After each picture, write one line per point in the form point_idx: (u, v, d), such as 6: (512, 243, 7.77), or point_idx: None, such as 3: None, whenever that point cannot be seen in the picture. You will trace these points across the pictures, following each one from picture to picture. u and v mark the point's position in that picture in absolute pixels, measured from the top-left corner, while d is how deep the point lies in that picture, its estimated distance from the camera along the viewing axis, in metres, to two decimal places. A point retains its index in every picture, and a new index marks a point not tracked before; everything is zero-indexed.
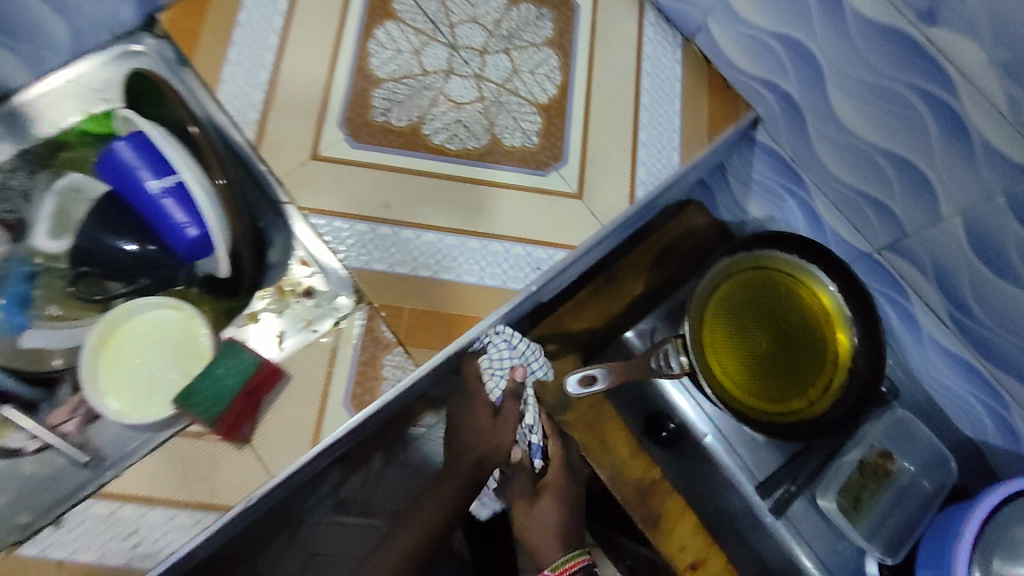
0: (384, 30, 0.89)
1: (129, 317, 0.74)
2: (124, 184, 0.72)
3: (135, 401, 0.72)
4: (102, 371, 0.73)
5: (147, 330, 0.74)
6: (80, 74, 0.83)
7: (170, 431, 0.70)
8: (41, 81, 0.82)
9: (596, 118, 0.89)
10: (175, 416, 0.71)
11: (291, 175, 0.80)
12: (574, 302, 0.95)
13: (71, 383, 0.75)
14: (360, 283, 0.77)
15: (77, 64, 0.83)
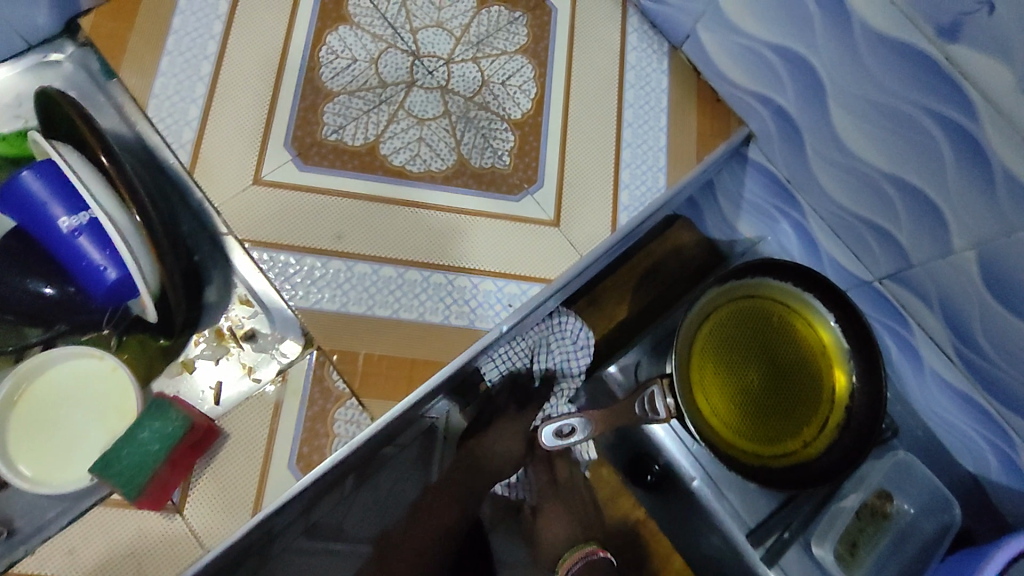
0: (337, 36, 0.80)
1: (46, 368, 0.66)
2: (32, 220, 0.64)
3: (53, 465, 0.63)
4: (15, 430, 0.64)
5: (66, 381, 0.66)
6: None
7: (92, 499, 0.63)
8: None
9: (574, 135, 0.81)
10: (95, 483, 0.63)
11: (232, 204, 0.72)
12: None
13: None
14: (309, 327, 0.69)
15: None
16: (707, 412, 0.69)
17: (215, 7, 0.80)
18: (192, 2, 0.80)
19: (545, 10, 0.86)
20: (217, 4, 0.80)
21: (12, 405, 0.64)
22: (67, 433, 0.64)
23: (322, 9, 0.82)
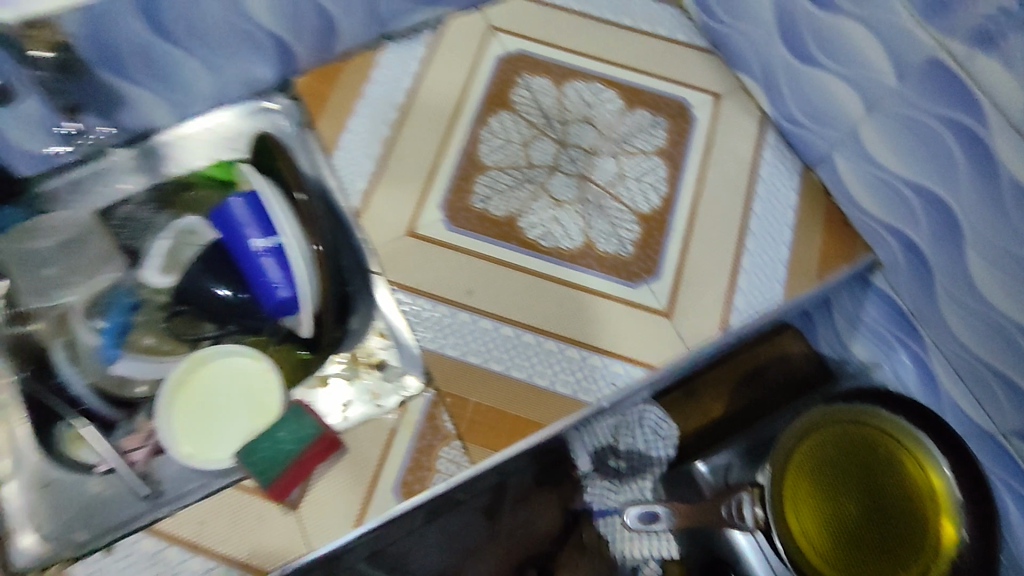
0: (498, 119, 0.91)
1: (211, 360, 0.77)
2: (230, 238, 0.76)
3: (201, 444, 0.73)
4: (176, 409, 0.75)
5: (224, 376, 0.77)
6: (219, 122, 0.90)
7: (225, 480, 0.71)
8: (182, 125, 0.89)
9: (698, 235, 0.86)
10: (232, 467, 0.71)
11: (385, 248, 0.83)
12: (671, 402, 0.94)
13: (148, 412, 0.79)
14: (431, 366, 0.77)
15: (215, 115, 0.90)
16: (794, 530, 0.66)
17: (400, 82, 0.92)
18: (384, 74, 0.93)
19: (686, 117, 0.93)
20: (402, 80, 0.93)
21: (177, 386, 0.76)
22: (217, 421, 0.74)
23: (489, 95, 0.93)
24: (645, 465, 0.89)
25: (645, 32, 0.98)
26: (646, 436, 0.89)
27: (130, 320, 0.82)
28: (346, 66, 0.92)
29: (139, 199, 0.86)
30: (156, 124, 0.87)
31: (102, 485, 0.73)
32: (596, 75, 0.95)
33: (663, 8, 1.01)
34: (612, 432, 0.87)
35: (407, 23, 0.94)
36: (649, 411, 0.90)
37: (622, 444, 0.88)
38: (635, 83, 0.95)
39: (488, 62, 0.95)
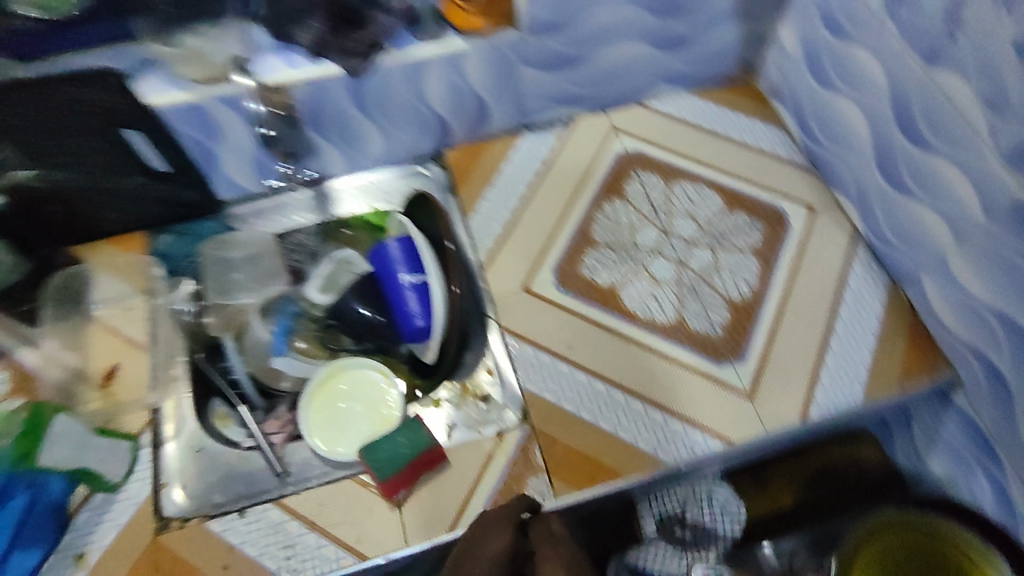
0: (612, 204, 1.04)
1: (343, 371, 0.92)
2: (383, 272, 0.91)
3: (331, 438, 0.86)
4: (316, 404, 0.89)
5: (358, 384, 0.91)
6: (379, 177, 1.07)
7: (346, 471, 0.83)
8: (349, 175, 1.06)
9: (785, 329, 0.94)
10: (354, 461, 0.84)
11: (501, 299, 0.96)
12: (751, 483, 0.96)
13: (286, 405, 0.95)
14: (529, 405, 0.87)
15: (377, 171, 1.07)
16: None
17: (532, 163, 1.08)
18: (520, 156, 1.09)
19: (782, 224, 1.03)
20: (534, 162, 1.08)
21: (321, 385, 0.90)
22: (346, 422, 0.87)
23: (607, 182, 1.06)
24: (711, 534, 0.92)
25: (752, 147, 1.11)
26: (718, 510, 0.93)
27: (292, 325, 0.97)
28: (489, 145, 1.09)
29: (308, 230, 1.02)
30: (330, 171, 1.04)
31: (242, 458, 0.85)
32: (702, 178, 1.07)
33: (769, 129, 1.13)
34: (687, 499, 0.91)
35: (545, 118, 1.11)
36: (724, 489, 0.93)
37: (694, 512, 0.91)
38: (738, 189, 1.06)
39: (609, 155, 1.09)
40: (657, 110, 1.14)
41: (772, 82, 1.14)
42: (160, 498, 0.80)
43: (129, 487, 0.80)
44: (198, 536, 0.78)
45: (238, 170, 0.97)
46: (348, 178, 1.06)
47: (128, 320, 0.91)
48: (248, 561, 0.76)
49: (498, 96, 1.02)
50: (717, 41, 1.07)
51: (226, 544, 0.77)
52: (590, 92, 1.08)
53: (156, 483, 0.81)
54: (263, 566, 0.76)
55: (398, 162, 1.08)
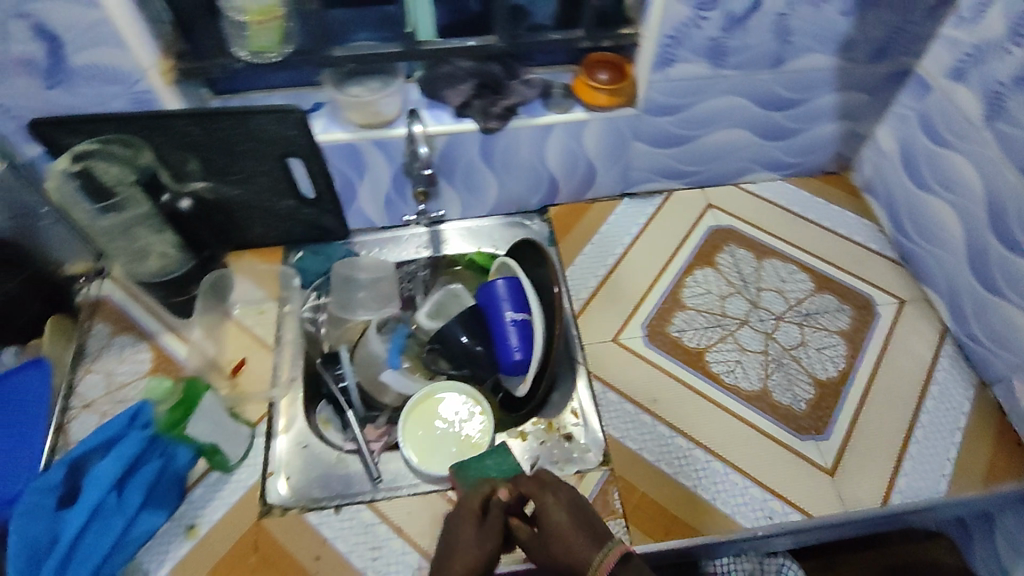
0: (703, 272, 1.10)
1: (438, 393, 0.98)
2: (489, 307, 0.99)
3: (424, 453, 0.92)
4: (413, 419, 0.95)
5: (452, 407, 0.97)
6: (487, 224, 1.18)
7: (436, 486, 0.89)
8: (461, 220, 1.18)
9: (868, 412, 0.96)
10: (443, 478, 0.89)
11: (592, 347, 1.02)
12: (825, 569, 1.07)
13: (386, 417, 1.02)
14: (610, 450, 0.92)
15: (486, 218, 1.18)
16: None
17: (630, 227, 1.16)
18: (618, 220, 1.17)
19: (869, 311, 1.07)
20: (632, 226, 1.16)
21: (419, 402, 0.97)
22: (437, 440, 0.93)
23: (699, 252, 1.13)
24: None
25: (842, 236, 1.16)
26: None
27: (404, 343, 1.03)
28: (591, 207, 1.19)
29: (422, 263, 1.14)
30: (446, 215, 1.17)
31: (341, 459, 0.92)
32: (792, 258, 1.13)
33: (860, 220, 1.18)
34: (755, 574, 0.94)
35: (646, 187, 1.20)
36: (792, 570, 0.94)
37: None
38: (827, 273, 1.11)
39: (702, 228, 1.16)
40: (751, 193, 1.22)
41: (865, 177, 1.20)
42: (266, 485, 0.88)
43: (242, 469, 0.88)
44: (296, 525, 0.84)
45: (369, 203, 1.10)
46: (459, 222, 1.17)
47: (260, 321, 1.02)
48: (338, 556, 0.82)
49: (608, 164, 1.12)
50: (818, 135, 1.14)
51: (320, 537, 0.83)
52: (691, 169, 1.17)
53: (265, 470, 0.89)
54: (351, 563, 0.81)
55: (505, 214, 1.19)
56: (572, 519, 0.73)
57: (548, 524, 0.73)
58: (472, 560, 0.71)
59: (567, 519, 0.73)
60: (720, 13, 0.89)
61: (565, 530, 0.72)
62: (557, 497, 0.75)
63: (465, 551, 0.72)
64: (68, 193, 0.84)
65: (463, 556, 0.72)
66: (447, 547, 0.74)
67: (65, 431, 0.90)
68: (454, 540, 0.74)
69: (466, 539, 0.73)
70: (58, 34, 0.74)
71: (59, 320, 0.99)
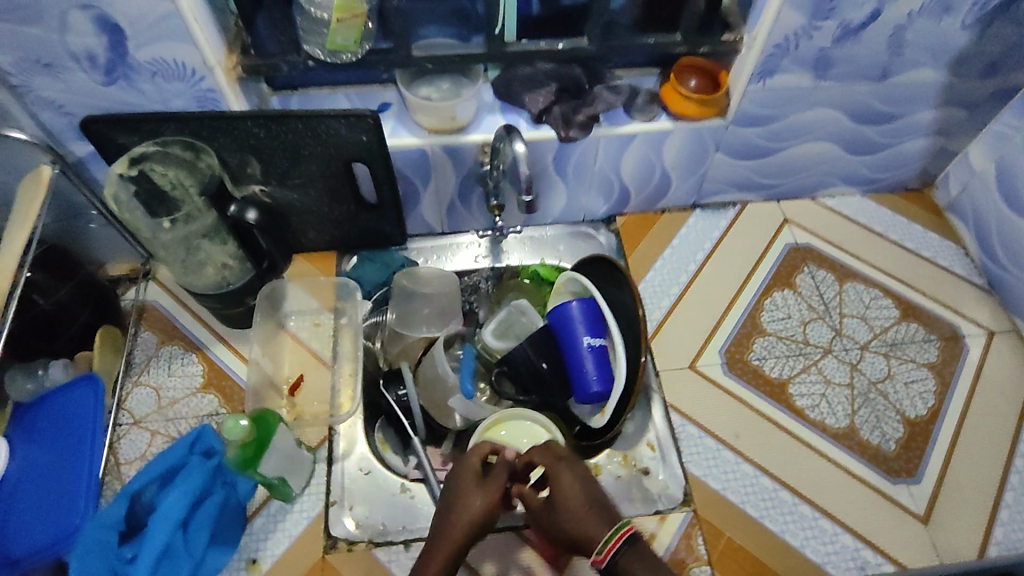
0: (782, 294, 1.04)
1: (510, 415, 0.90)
2: (563, 330, 0.92)
3: None
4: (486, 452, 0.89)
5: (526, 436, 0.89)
6: (549, 233, 1.10)
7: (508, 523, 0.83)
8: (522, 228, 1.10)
9: (960, 455, 0.91)
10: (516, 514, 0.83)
11: (667, 374, 0.96)
12: None
13: (450, 440, 0.96)
14: (691, 488, 0.87)
15: (549, 227, 1.11)
16: None
17: (703, 243, 1.10)
18: (690, 233, 1.11)
19: (958, 342, 1.00)
20: (704, 241, 1.10)
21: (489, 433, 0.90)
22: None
23: (777, 272, 1.07)
24: None
25: (927, 259, 1.09)
26: None
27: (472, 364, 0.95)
28: (660, 218, 1.12)
29: (483, 274, 1.06)
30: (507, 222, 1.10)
31: (405, 489, 0.85)
32: (875, 282, 1.06)
33: (944, 242, 1.11)
34: None
35: (719, 199, 1.13)
36: None
37: None
38: (914, 299, 1.05)
39: (779, 246, 1.10)
40: (828, 207, 1.15)
41: (950, 197, 1.13)
42: (330, 517, 0.83)
43: (304, 499, 0.84)
44: (365, 562, 0.80)
45: (431, 208, 1.03)
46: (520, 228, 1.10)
47: (317, 334, 0.96)
48: None
49: (685, 175, 1.05)
50: (907, 150, 1.06)
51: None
52: (769, 182, 1.10)
53: (327, 499, 0.84)
54: None
55: (569, 222, 1.12)
56: (579, 490, 0.70)
57: (557, 494, 0.70)
58: (468, 518, 0.69)
59: (576, 490, 0.70)
60: (835, 22, 0.80)
61: (574, 501, 0.69)
62: (567, 467, 0.72)
63: (461, 509, 0.70)
64: (126, 200, 0.78)
65: (460, 514, 0.70)
66: (445, 503, 0.72)
67: (115, 450, 0.86)
68: (451, 496, 0.72)
69: (461, 499, 0.71)
70: (121, 28, 0.66)
71: (108, 332, 0.89)
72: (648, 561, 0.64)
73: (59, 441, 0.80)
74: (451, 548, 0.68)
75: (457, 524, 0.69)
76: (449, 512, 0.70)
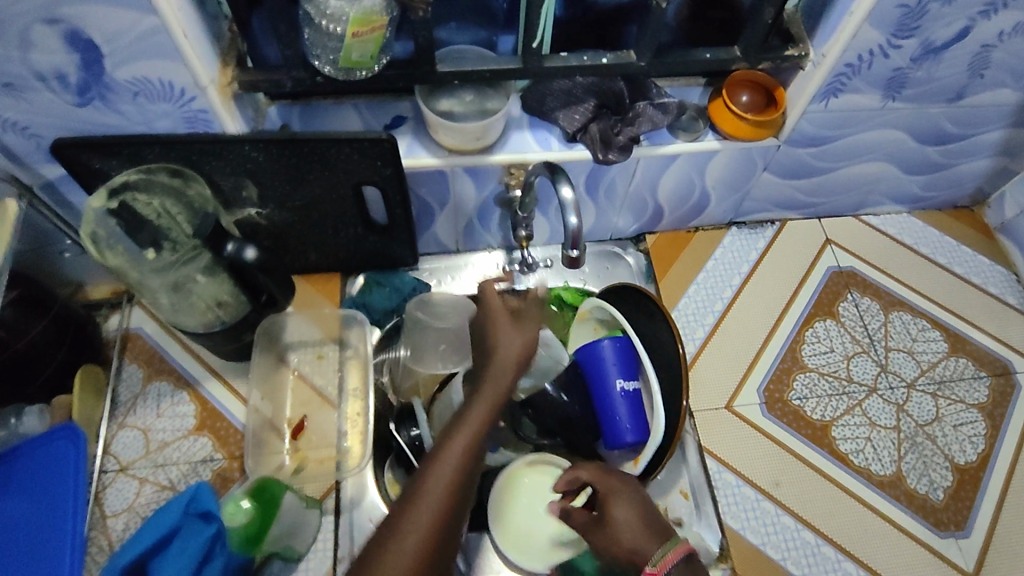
0: (823, 325, 0.97)
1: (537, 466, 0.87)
2: (594, 372, 0.85)
3: (510, 535, 0.84)
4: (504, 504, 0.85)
5: (545, 487, 0.86)
6: None
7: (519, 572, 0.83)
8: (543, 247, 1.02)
9: (1012, 506, 0.86)
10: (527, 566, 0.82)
11: (703, 415, 0.89)
12: None
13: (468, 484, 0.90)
14: (728, 542, 0.81)
15: None
16: None
17: (740, 266, 1.01)
18: (725, 254, 1.02)
19: (1009, 380, 0.95)
20: (742, 264, 1.02)
21: (504, 485, 0.86)
22: (531, 525, 0.84)
23: (818, 300, 0.99)
24: None
25: (977, 285, 1.03)
26: None
27: None
28: (694, 238, 1.04)
29: None
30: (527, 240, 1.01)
31: None
32: (922, 312, 1.00)
33: (996, 267, 1.04)
34: None
35: (757, 217, 1.05)
36: None
37: None
38: (961, 331, 0.98)
39: (821, 270, 1.02)
40: (872, 226, 1.07)
41: (1003, 218, 1.05)
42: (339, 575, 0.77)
43: (310, 557, 0.78)
44: None
45: (446, 227, 0.94)
46: (542, 248, 1.02)
47: (319, 368, 0.90)
48: None
49: (726, 194, 0.96)
50: (964, 169, 0.99)
51: None
52: (814, 200, 1.02)
53: (335, 555, 0.78)
54: None
55: (595, 240, 1.03)
56: (630, 509, 0.63)
57: (607, 516, 0.63)
58: (513, 358, 0.62)
59: (630, 509, 0.63)
60: (918, 40, 0.75)
61: (625, 521, 0.62)
62: (621, 489, 0.65)
63: (504, 352, 0.63)
64: (105, 236, 0.70)
65: (506, 356, 0.63)
66: (481, 351, 0.65)
67: (100, 502, 0.79)
68: (486, 337, 0.66)
69: (502, 339, 0.64)
70: (96, 44, 0.58)
71: (87, 371, 0.82)
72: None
73: (45, 494, 0.72)
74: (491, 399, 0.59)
75: (503, 365, 0.62)
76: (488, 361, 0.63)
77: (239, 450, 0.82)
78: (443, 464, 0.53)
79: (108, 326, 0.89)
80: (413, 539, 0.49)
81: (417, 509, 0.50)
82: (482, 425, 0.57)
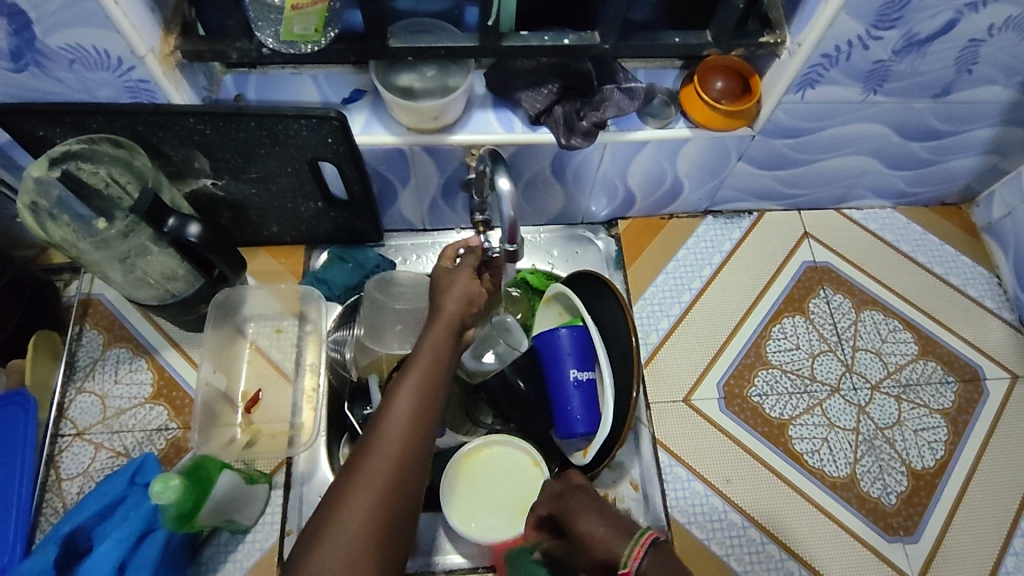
0: (791, 321, 0.95)
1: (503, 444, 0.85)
2: (549, 360, 0.84)
3: (463, 508, 0.81)
4: (461, 478, 0.83)
5: (505, 467, 0.83)
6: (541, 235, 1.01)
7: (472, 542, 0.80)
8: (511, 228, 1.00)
9: (965, 514, 0.85)
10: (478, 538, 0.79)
11: (660, 407, 0.89)
12: None
13: None
14: (672, 535, 0.82)
15: (542, 228, 1.01)
16: None
17: (712, 256, 0.99)
18: (698, 243, 1.00)
19: (978, 386, 0.93)
20: (714, 255, 0.99)
21: (464, 458, 0.84)
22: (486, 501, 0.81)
23: (789, 295, 0.98)
24: None
25: (955, 286, 1.00)
26: None
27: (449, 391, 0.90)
28: (667, 225, 1.01)
29: None
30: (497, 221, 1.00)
31: None
32: (896, 312, 0.98)
33: (978, 269, 1.01)
34: None
35: (734, 206, 1.02)
36: None
37: None
38: (933, 333, 0.96)
39: (795, 264, 1.00)
40: (854, 221, 1.04)
41: (990, 218, 1.02)
42: (285, 549, 0.77)
43: (257, 529, 0.78)
44: None
45: (411, 204, 0.92)
46: None
47: (278, 342, 0.90)
48: None
49: (700, 180, 0.94)
50: (952, 166, 0.95)
51: None
52: (794, 192, 0.99)
53: (282, 528, 0.78)
54: None
55: (565, 223, 1.01)
56: (592, 527, 0.55)
57: (572, 535, 0.57)
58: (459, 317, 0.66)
59: (591, 523, 0.55)
60: (900, 32, 0.71)
61: (591, 550, 0.54)
62: (581, 504, 0.59)
63: (450, 302, 0.67)
64: (47, 206, 0.70)
65: (453, 306, 0.67)
66: (432, 299, 0.69)
67: (55, 465, 0.79)
68: (436, 286, 0.69)
69: (453, 286, 0.68)
70: (22, 10, 0.57)
71: (42, 337, 0.82)
72: (679, 568, 0.47)
73: None
74: (440, 347, 0.64)
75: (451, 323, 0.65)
76: (436, 311, 0.67)
77: (192, 421, 0.82)
78: (400, 404, 0.58)
79: (68, 292, 0.89)
80: (381, 471, 0.54)
81: (384, 443, 0.56)
82: (432, 378, 0.61)
